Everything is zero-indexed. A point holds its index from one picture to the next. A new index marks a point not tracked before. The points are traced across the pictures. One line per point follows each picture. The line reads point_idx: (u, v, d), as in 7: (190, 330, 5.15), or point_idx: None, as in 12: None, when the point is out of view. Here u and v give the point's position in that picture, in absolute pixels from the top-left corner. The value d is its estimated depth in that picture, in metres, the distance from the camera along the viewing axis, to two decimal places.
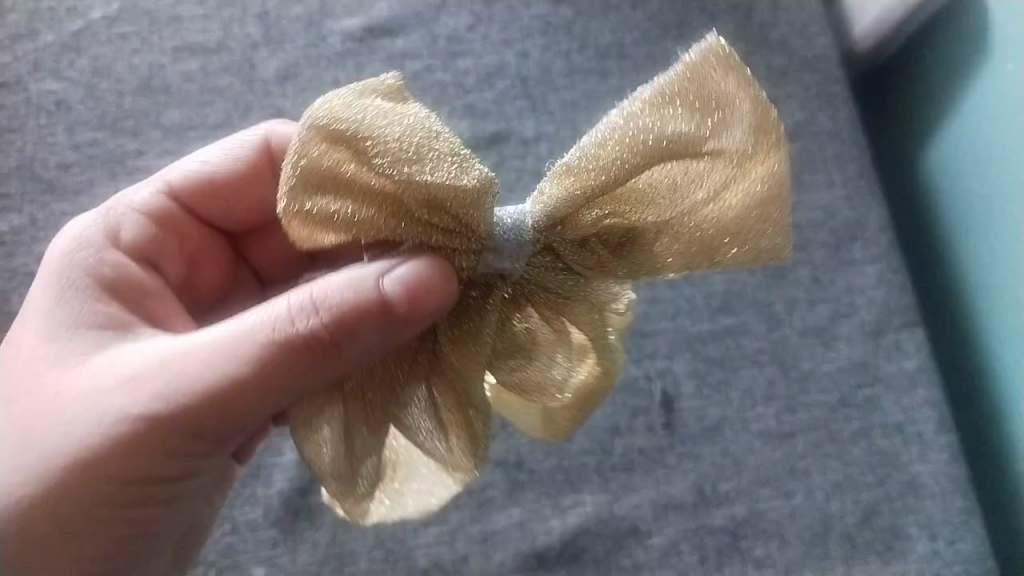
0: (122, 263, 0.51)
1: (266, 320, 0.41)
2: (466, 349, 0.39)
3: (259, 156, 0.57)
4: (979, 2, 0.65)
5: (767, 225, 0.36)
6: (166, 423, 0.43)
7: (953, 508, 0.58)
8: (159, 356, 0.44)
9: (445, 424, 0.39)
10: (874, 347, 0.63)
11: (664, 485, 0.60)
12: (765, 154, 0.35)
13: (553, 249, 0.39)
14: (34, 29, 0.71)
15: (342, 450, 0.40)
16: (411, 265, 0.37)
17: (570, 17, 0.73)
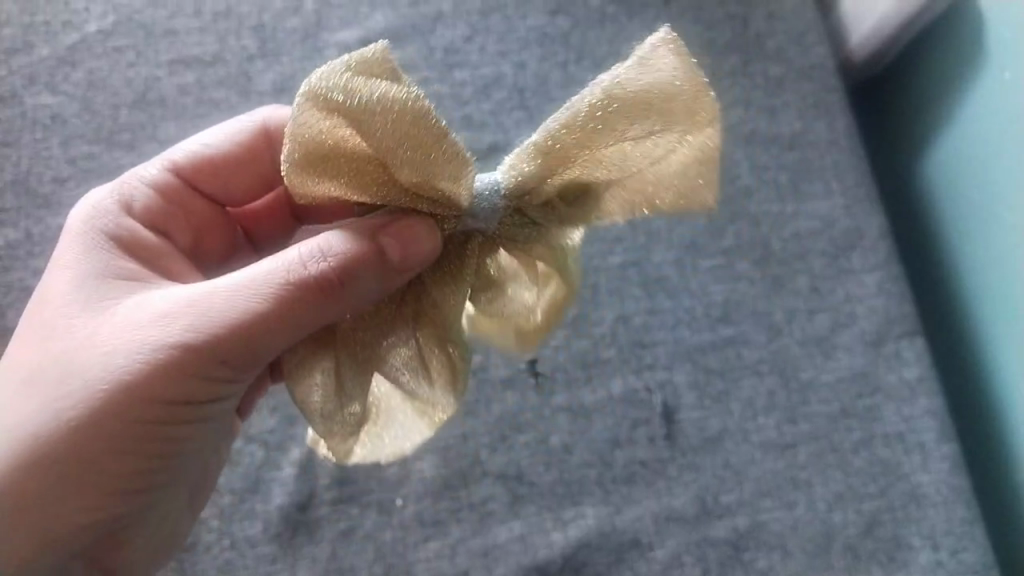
0: (138, 227, 0.51)
1: (281, 266, 0.43)
2: (447, 297, 0.42)
3: (258, 138, 0.56)
4: (976, 9, 0.65)
5: (703, 180, 0.38)
6: (188, 360, 0.44)
7: (955, 517, 0.58)
8: (182, 297, 0.45)
9: (429, 365, 0.42)
10: (875, 357, 0.63)
11: (665, 497, 0.59)
12: (703, 121, 0.37)
13: (519, 207, 0.39)
14: (29, 43, 0.71)
15: (333, 392, 0.41)
16: (401, 228, 0.39)
17: (566, 27, 0.73)
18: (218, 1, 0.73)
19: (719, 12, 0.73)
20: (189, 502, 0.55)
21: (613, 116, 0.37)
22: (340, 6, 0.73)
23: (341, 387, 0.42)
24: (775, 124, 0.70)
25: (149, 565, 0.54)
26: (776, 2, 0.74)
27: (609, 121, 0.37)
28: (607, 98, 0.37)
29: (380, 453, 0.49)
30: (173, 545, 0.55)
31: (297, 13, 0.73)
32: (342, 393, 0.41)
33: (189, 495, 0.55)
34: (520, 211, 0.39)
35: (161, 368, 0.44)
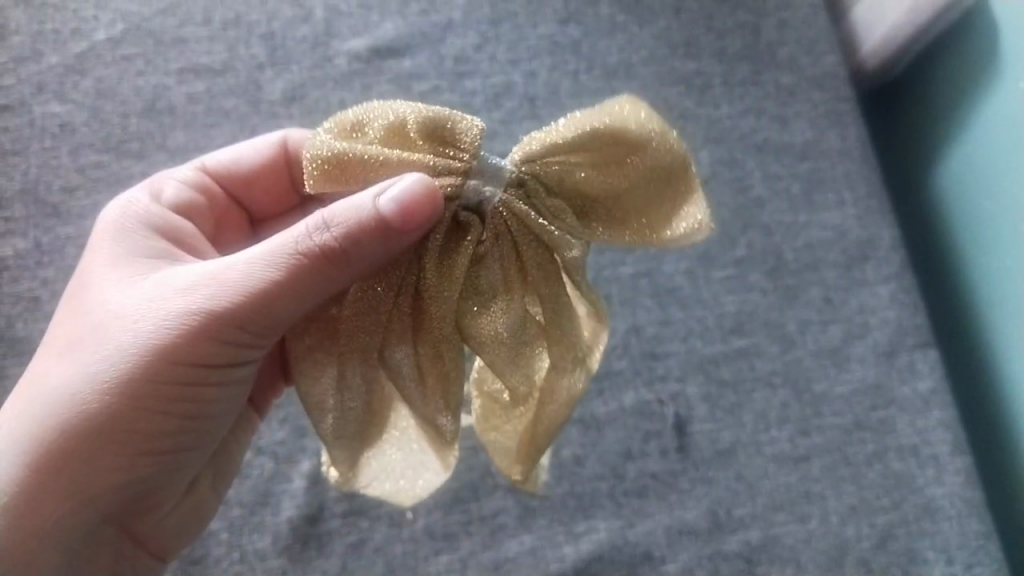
0: (168, 216, 0.51)
1: (292, 236, 0.41)
2: (437, 284, 0.39)
3: (279, 149, 0.56)
4: (991, 21, 0.65)
5: (690, 217, 0.38)
6: (211, 329, 0.43)
7: (969, 531, 0.58)
8: (205, 270, 0.44)
9: (425, 371, 0.40)
10: (888, 369, 0.63)
11: (678, 510, 0.59)
12: (683, 156, 0.38)
13: (525, 187, 0.38)
14: (37, 51, 0.70)
15: (340, 396, 0.42)
16: (400, 183, 0.36)
17: (576, 36, 0.73)
18: (227, 9, 0.73)
19: (730, 20, 0.73)
20: (213, 483, 0.55)
21: (608, 129, 0.37)
22: (349, 14, 0.73)
23: (342, 380, 0.42)
24: (787, 134, 0.70)
25: (171, 543, 0.53)
26: (787, 11, 0.73)
27: (602, 135, 0.38)
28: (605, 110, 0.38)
29: (386, 488, 0.46)
30: (201, 525, 0.55)
31: (307, 21, 0.73)
32: (343, 384, 0.42)
33: (213, 476, 0.55)
34: (525, 195, 0.38)
35: (186, 339, 0.44)
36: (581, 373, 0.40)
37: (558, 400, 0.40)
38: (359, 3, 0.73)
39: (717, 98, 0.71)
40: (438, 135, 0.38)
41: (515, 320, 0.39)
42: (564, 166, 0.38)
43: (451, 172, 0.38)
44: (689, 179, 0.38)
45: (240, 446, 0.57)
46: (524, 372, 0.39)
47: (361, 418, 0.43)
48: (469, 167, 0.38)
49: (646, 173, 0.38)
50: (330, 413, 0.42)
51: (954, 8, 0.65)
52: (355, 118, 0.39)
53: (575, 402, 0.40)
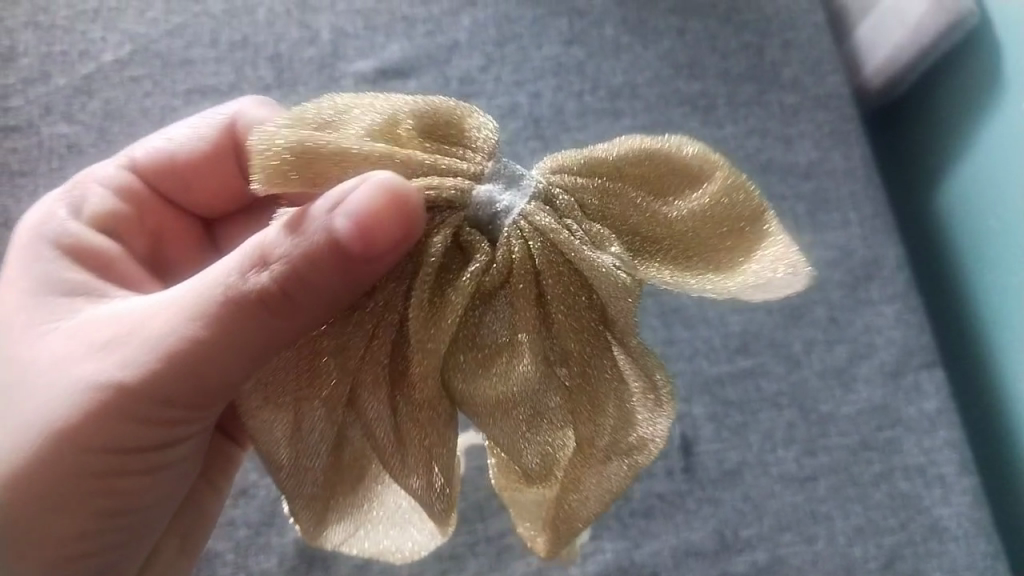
0: (82, 233, 0.51)
1: (212, 283, 0.39)
2: (424, 330, 0.33)
3: (224, 132, 0.55)
4: (992, 43, 0.66)
5: (782, 264, 0.34)
6: (126, 404, 0.42)
7: (977, 551, 0.58)
8: (120, 328, 0.43)
9: (405, 434, 0.35)
10: (894, 389, 0.63)
11: (685, 531, 0.59)
12: (754, 198, 0.36)
13: (556, 207, 0.35)
14: (46, 72, 0.71)
15: (297, 446, 0.37)
16: (362, 191, 0.33)
17: (581, 56, 0.73)
18: (234, 31, 0.73)
19: (733, 41, 0.73)
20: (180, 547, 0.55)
21: (665, 157, 0.36)
22: (356, 36, 0.73)
23: (298, 430, 0.37)
24: (791, 154, 0.70)
25: None
26: (791, 32, 0.74)
27: (659, 159, 0.36)
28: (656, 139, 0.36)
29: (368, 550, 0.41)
30: None
31: (314, 43, 0.73)
32: (299, 436, 0.37)
33: (178, 540, 0.55)
34: (558, 212, 0.35)
35: (96, 415, 0.42)
36: (624, 466, 0.35)
37: (588, 478, 0.35)
38: (366, 25, 0.74)
39: (722, 118, 0.71)
40: (431, 129, 0.36)
41: (530, 374, 0.34)
42: (610, 189, 0.36)
43: (457, 173, 0.35)
44: (767, 226, 0.36)
45: (211, 507, 0.56)
46: (542, 445, 0.34)
47: (328, 466, 0.38)
48: (481, 171, 0.35)
49: (712, 211, 0.35)
50: (284, 452, 0.37)
51: (959, 28, 0.66)
52: (322, 116, 0.35)
53: (610, 496, 0.35)
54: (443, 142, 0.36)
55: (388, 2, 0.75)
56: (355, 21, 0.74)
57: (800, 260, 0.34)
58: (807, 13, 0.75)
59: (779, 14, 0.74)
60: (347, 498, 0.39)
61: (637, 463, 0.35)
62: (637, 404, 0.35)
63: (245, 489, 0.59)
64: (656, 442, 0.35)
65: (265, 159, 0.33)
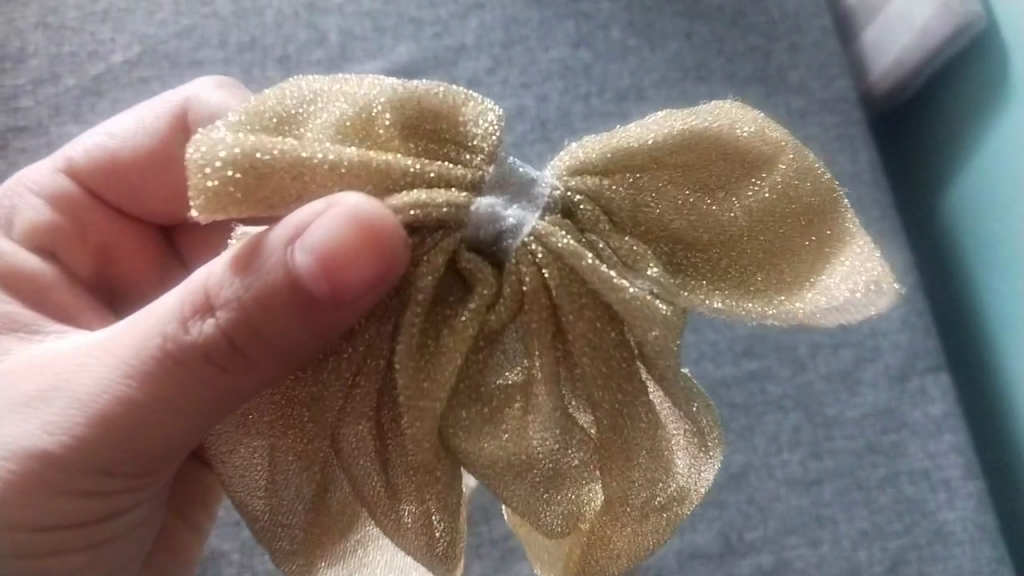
0: (9, 255, 0.52)
1: (144, 334, 0.39)
2: (414, 386, 0.33)
3: (167, 126, 0.56)
4: (998, 47, 0.66)
5: (865, 278, 0.33)
6: (62, 466, 0.42)
7: (982, 555, 0.58)
8: (48, 379, 0.42)
9: (399, 487, 0.35)
10: (899, 393, 0.63)
11: (689, 534, 0.59)
12: (829, 184, 0.36)
13: (580, 219, 0.35)
14: (55, 73, 0.71)
15: (274, 493, 0.38)
16: (327, 219, 0.31)
17: (588, 59, 0.73)
18: (243, 33, 0.74)
19: (740, 44, 0.73)
20: None
21: (717, 144, 0.35)
22: (364, 38, 0.74)
23: (274, 484, 0.38)
24: None
25: None
26: (797, 35, 0.74)
27: (706, 146, 0.35)
28: (700, 123, 0.35)
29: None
30: None
31: (322, 45, 0.73)
32: (275, 489, 0.38)
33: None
34: (580, 230, 0.34)
35: (21, 483, 0.42)
36: (658, 518, 0.35)
37: (623, 525, 0.35)
38: (373, 27, 0.74)
39: None
40: (415, 124, 0.35)
41: (539, 426, 0.33)
42: (648, 188, 0.35)
43: (447, 180, 0.33)
44: (840, 219, 0.35)
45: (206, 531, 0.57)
46: (566, 505, 0.34)
47: (311, 508, 0.38)
48: (481, 177, 0.34)
49: (772, 207, 0.35)
50: (259, 503, 0.39)
51: (966, 32, 0.66)
52: (283, 108, 0.34)
53: (646, 548, 0.35)
54: (428, 138, 0.35)
55: (395, 4, 0.75)
56: (363, 23, 0.74)
57: (885, 273, 0.33)
58: (814, 17, 0.75)
59: (786, 18, 0.74)
60: (337, 542, 0.40)
61: (675, 514, 0.35)
62: (680, 451, 0.35)
63: None
64: (696, 491, 0.35)
65: (204, 180, 0.31)
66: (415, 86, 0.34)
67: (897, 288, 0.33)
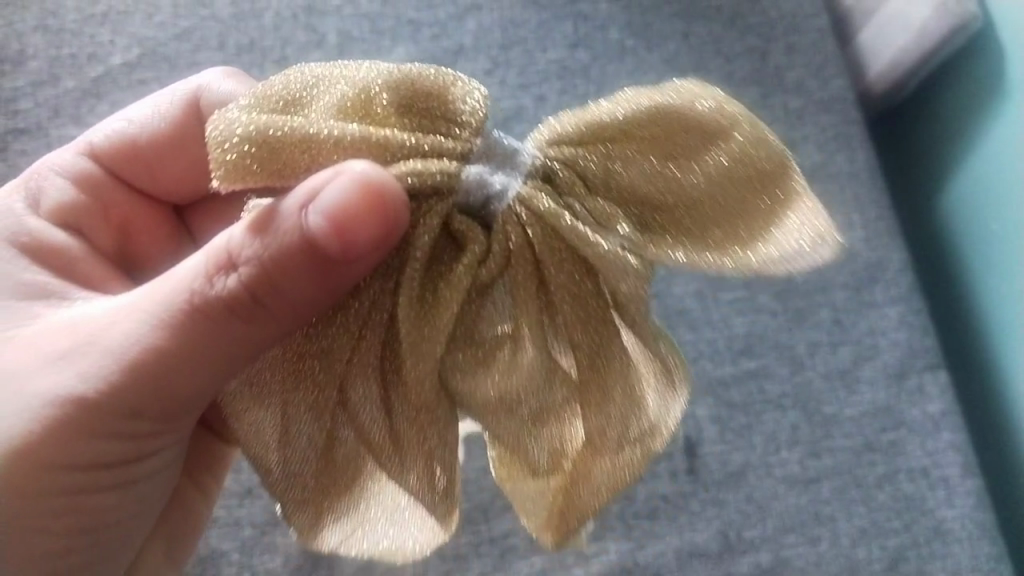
0: (41, 230, 0.51)
1: (174, 290, 0.39)
2: (416, 333, 0.33)
3: (185, 112, 0.56)
4: (994, 47, 0.66)
5: (809, 232, 0.32)
6: (88, 417, 0.42)
7: (981, 553, 0.58)
8: (80, 335, 0.43)
9: (401, 433, 0.34)
10: (897, 391, 0.63)
11: (688, 532, 0.59)
12: (779, 154, 0.33)
13: (558, 183, 0.35)
14: (55, 75, 0.72)
15: (282, 440, 0.37)
16: (340, 184, 0.32)
17: (586, 60, 0.74)
18: (242, 35, 0.74)
19: (738, 45, 0.74)
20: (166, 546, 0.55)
21: (676, 116, 0.34)
22: (363, 39, 0.74)
23: (286, 434, 0.37)
24: (796, 156, 0.70)
25: None
26: (795, 36, 0.74)
27: (666, 117, 0.34)
28: (660, 96, 0.34)
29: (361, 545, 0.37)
30: None
31: (321, 46, 0.74)
32: (288, 440, 0.37)
33: (164, 544, 0.55)
34: (560, 193, 0.35)
35: (54, 430, 0.42)
36: (636, 454, 0.34)
37: (596, 474, 0.34)
38: (372, 29, 0.74)
39: None
40: (409, 103, 0.35)
41: (526, 369, 0.34)
42: (616, 158, 0.34)
43: (439, 153, 0.34)
44: (793, 182, 0.33)
45: (201, 507, 0.57)
46: (548, 443, 0.34)
47: (319, 463, 0.37)
48: (469, 149, 0.34)
49: (727, 175, 0.33)
50: (274, 456, 0.37)
51: (961, 32, 0.66)
52: (289, 92, 0.35)
53: (622, 487, 0.34)
54: (421, 116, 0.35)
55: (394, 6, 0.75)
56: (361, 25, 0.74)
57: (828, 227, 0.32)
58: (812, 17, 0.75)
59: (784, 18, 0.74)
60: (343, 497, 0.37)
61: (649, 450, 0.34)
62: (650, 389, 0.34)
63: (250, 489, 0.59)
64: (664, 427, 0.34)
65: (223, 155, 0.32)
66: (410, 69, 0.35)
67: (842, 244, 0.32)
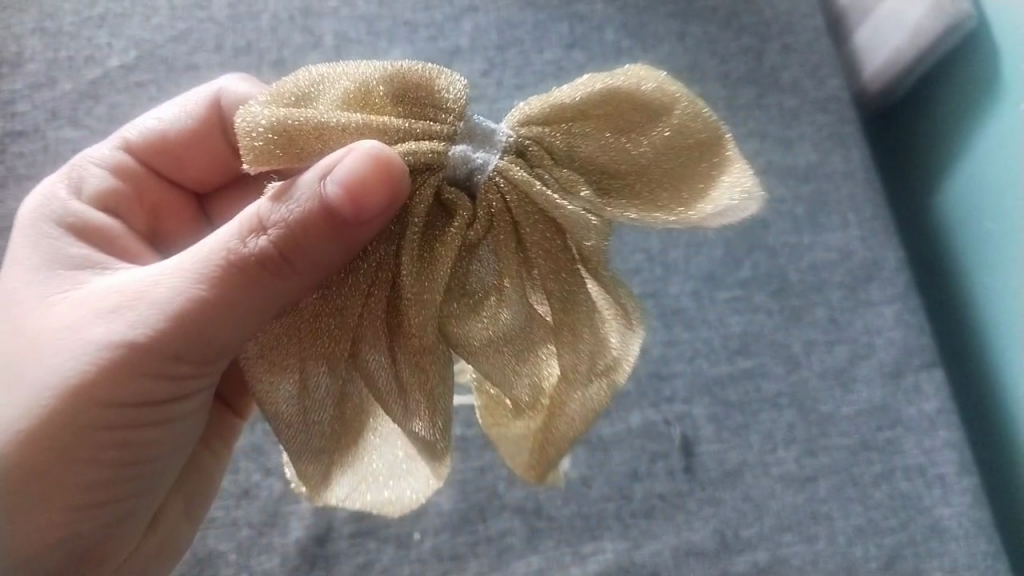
0: (84, 211, 0.51)
1: (213, 247, 0.40)
2: (417, 284, 0.34)
3: (209, 109, 0.56)
4: (988, 46, 0.66)
5: (737, 189, 0.33)
6: (133, 362, 0.42)
7: (978, 552, 0.58)
8: (124, 292, 0.42)
9: (406, 383, 0.35)
10: (894, 389, 0.63)
11: (685, 531, 0.59)
12: (715, 126, 0.34)
13: (528, 156, 0.35)
14: (52, 78, 0.72)
15: (297, 395, 0.37)
16: (351, 157, 0.33)
17: (582, 61, 0.74)
18: (238, 37, 0.74)
19: (733, 45, 0.74)
20: (185, 505, 0.54)
21: (627, 94, 0.34)
22: (359, 41, 0.74)
23: (305, 389, 0.37)
24: (791, 156, 0.70)
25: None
26: (791, 36, 0.74)
27: (619, 98, 0.34)
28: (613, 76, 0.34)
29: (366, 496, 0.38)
30: (170, 554, 0.53)
31: (317, 48, 0.74)
32: (307, 396, 0.37)
33: (185, 500, 0.54)
34: (530, 165, 0.35)
35: (105, 373, 0.42)
36: (604, 387, 0.34)
37: (570, 411, 0.34)
38: (368, 31, 0.75)
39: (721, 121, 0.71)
40: (403, 94, 0.35)
41: (509, 318, 0.34)
42: (575, 134, 0.35)
43: (430, 136, 0.35)
44: (726, 149, 0.34)
45: (215, 467, 0.56)
46: (529, 380, 0.35)
47: (331, 420, 0.37)
48: (454, 131, 0.34)
49: (672, 147, 0.34)
50: (290, 408, 0.37)
51: (955, 32, 0.66)
52: (300, 87, 0.35)
53: (596, 417, 0.34)
54: (412, 106, 0.35)
55: (390, 8, 0.76)
56: (358, 26, 0.75)
57: (755, 184, 0.33)
58: (808, 17, 0.75)
59: (779, 18, 0.75)
60: (352, 448, 0.38)
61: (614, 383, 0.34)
62: (611, 331, 0.35)
63: (248, 489, 0.59)
64: (625, 362, 0.34)
65: (250, 142, 0.33)
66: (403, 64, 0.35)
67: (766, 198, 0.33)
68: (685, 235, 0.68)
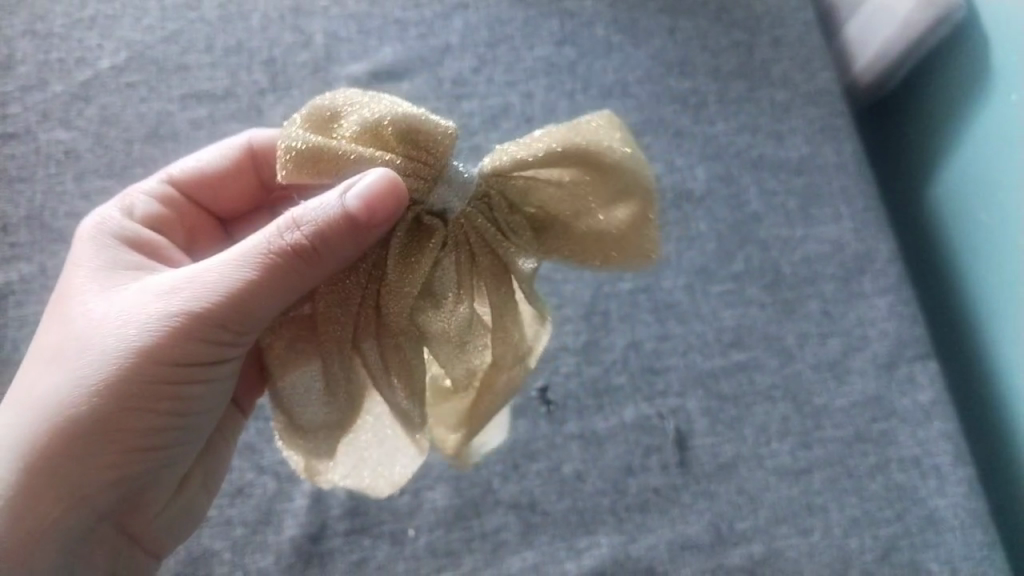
0: (138, 231, 0.51)
1: (258, 241, 0.41)
2: (399, 282, 0.38)
3: (244, 154, 0.56)
4: (975, 39, 0.67)
5: (640, 252, 0.38)
6: (189, 328, 0.43)
7: (973, 542, 0.58)
8: (178, 276, 0.44)
9: (388, 366, 0.39)
10: (887, 381, 0.63)
11: (680, 525, 0.59)
12: (644, 196, 0.38)
13: (489, 201, 0.38)
14: (43, 80, 0.72)
15: (316, 388, 0.41)
16: (369, 180, 0.35)
17: (572, 57, 0.74)
18: (229, 37, 0.74)
19: (724, 39, 0.74)
20: (203, 483, 0.55)
21: (581, 147, 0.37)
22: (349, 40, 0.74)
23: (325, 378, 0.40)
24: (782, 149, 0.70)
25: (163, 540, 0.53)
26: (781, 30, 0.74)
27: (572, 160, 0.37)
28: (574, 139, 0.37)
29: (363, 475, 0.44)
30: (189, 520, 0.54)
31: (308, 47, 0.74)
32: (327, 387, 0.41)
33: (201, 475, 0.54)
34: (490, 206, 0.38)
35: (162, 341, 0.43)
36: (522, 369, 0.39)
37: (496, 390, 0.38)
38: (359, 29, 0.75)
39: (712, 116, 0.71)
40: (408, 136, 0.36)
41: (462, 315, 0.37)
42: (527, 186, 0.38)
43: (422, 175, 0.37)
44: (646, 219, 0.38)
45: (228, 452, 0.57)
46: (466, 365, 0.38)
47: (335, 412, 0.41)
48: (444, 168, 0.37)
49: (608, 202, 0.38)
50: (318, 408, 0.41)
51: (945, 23, 0.67)
52: (332, 117, 0.37)
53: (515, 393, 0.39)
54: (411, 146, 0.36)
55: (381, 6, 0.76)
56: (348, 25, 0.75)
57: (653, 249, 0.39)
58: (797, 12, 0.75)
59: (769, 12, 0.75)
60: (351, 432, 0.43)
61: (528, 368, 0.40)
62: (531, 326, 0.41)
63: (241, 488, 0.59)
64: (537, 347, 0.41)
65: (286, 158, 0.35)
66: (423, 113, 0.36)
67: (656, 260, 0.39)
68: (677, 229, 0.68)
